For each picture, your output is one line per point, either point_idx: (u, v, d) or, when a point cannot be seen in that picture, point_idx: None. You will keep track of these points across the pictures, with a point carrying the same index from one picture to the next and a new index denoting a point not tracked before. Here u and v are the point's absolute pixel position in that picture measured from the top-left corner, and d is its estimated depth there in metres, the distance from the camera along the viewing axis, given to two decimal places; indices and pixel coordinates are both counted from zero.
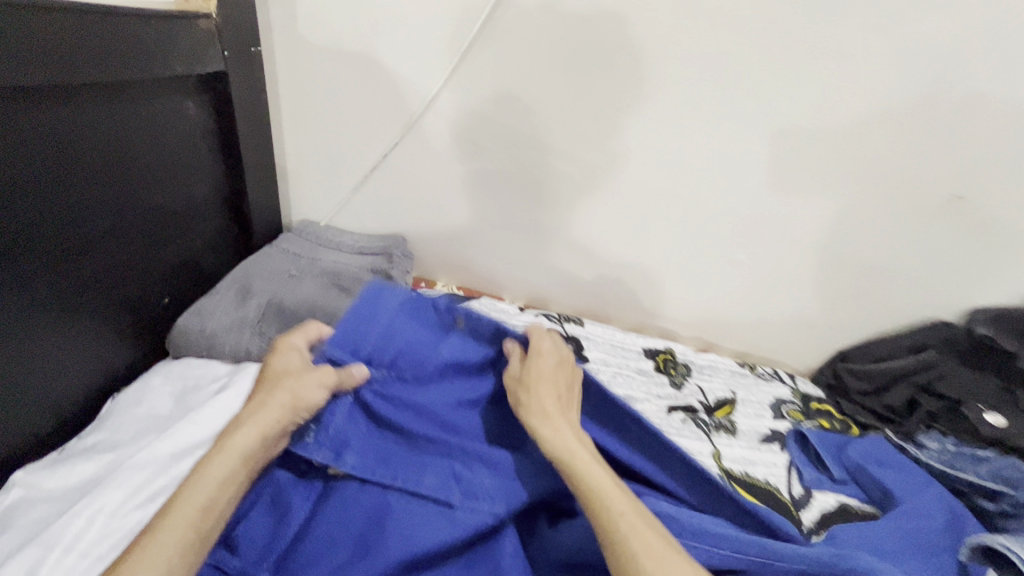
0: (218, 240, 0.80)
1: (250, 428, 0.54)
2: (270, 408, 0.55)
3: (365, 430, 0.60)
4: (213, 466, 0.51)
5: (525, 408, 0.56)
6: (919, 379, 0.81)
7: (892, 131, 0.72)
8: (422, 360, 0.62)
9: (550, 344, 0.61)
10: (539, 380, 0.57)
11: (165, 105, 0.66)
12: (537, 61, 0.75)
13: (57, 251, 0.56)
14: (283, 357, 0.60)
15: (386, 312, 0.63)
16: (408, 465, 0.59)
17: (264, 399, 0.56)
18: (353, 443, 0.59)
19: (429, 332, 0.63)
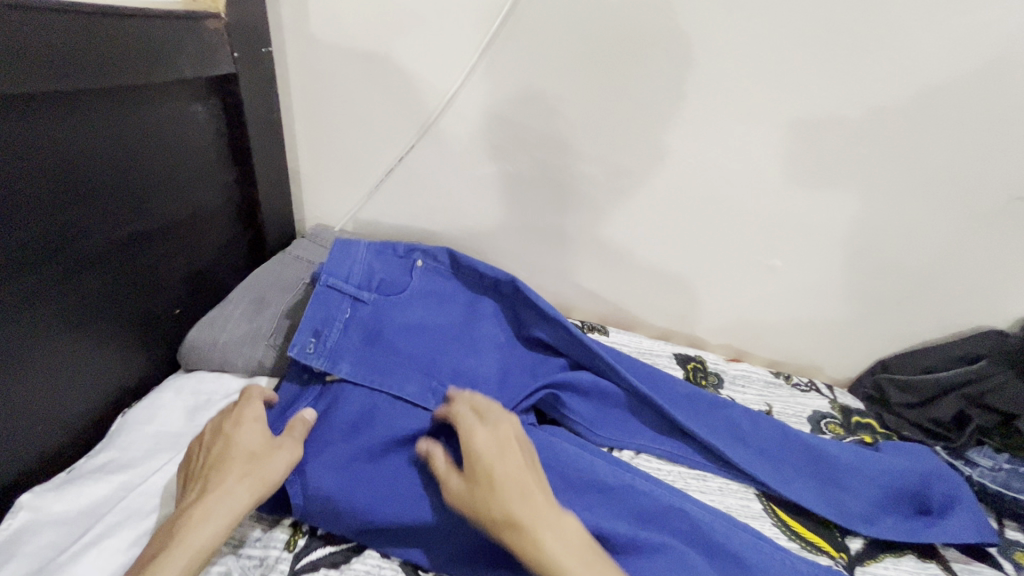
0: (229, 248, 0.78)
1: (213, 520, 0.48)
2: (235, 494, 0.50)
3: (357, 343, 0.65)
4: (171, 567, 0.45)
5: (490, 521, 0.48)
6: (970, 392, 0.76)
7: (944, 128, 0.67)
8: (399, 281, 0.74)
9: (483, 437, 0.54)
10: (490, 486, 0.50)
11: (173, 111, 0.63)
12: (560, 58, 0.71)
13: (59, 266, 0.53)
14: (245, 432, 0.56)
15: (360, 254, 0.72)
16: (391, 372, 0.65)
17: (228, 483, 0.51)
18: (346, 355, 0.64)
19: (399, 269, 0.75)
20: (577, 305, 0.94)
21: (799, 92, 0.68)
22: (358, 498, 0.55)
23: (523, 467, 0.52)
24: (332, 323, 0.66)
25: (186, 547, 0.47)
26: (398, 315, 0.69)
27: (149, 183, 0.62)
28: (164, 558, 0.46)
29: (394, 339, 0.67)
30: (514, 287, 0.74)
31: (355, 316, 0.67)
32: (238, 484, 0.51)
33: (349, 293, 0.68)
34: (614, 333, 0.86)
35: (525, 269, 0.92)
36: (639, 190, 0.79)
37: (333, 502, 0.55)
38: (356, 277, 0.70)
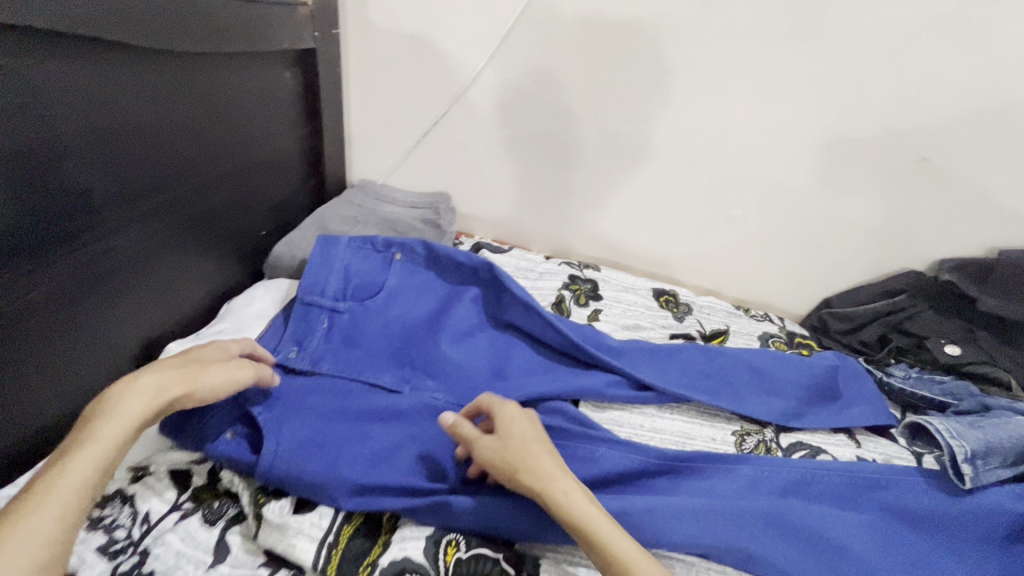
0: (301, 189, 0.98)
1: (141, 390, 0.53)
2: (164, 376, 0.55)
3: (339, 345, 0.74)
4: (103, 427, 0.50)
5: (526, 467, 0.56)
6: (891, 319, 0.94)
7: (869, 102, 0.85)
8: (376, 280, 0.80)
9: (511, 408, 0.63)
10: (521, 442, 0.59)
11: (272, 74, 0.83)
12: (565, 42, 0.90)
13: (195, 185, 0.72)
14: (207, 349, 0.62)
15: (339, 255, 0.80)
16: (367, 362, 0.73)
17: (159, 369, 0.56)
18: (326, 357, 0.72)
19: (377, 266, 0.82)
20: (576, 250, 1.13)
21: (754, 71, 0.86)
22: (326, 454, 0.61)
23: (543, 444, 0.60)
24: (312, 333, 0.74)
25: (116, 414, 0.51)
26: (379, 309, 0.78)
27: (256, 128, 0.82)
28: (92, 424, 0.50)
29: (370, 334, 0.76)
30: (491, 274, 0.82)
31: (335, 325, 0.75)
32: (169, 369, 0.56)
33: (326, 306, 0.76)
34: (606, 270, 1.03)
35: (533, 219, 1.11)
36: (629, 150, 0.98)
37: (299, 456, 0.60)
38: (332, 288, 0.77)
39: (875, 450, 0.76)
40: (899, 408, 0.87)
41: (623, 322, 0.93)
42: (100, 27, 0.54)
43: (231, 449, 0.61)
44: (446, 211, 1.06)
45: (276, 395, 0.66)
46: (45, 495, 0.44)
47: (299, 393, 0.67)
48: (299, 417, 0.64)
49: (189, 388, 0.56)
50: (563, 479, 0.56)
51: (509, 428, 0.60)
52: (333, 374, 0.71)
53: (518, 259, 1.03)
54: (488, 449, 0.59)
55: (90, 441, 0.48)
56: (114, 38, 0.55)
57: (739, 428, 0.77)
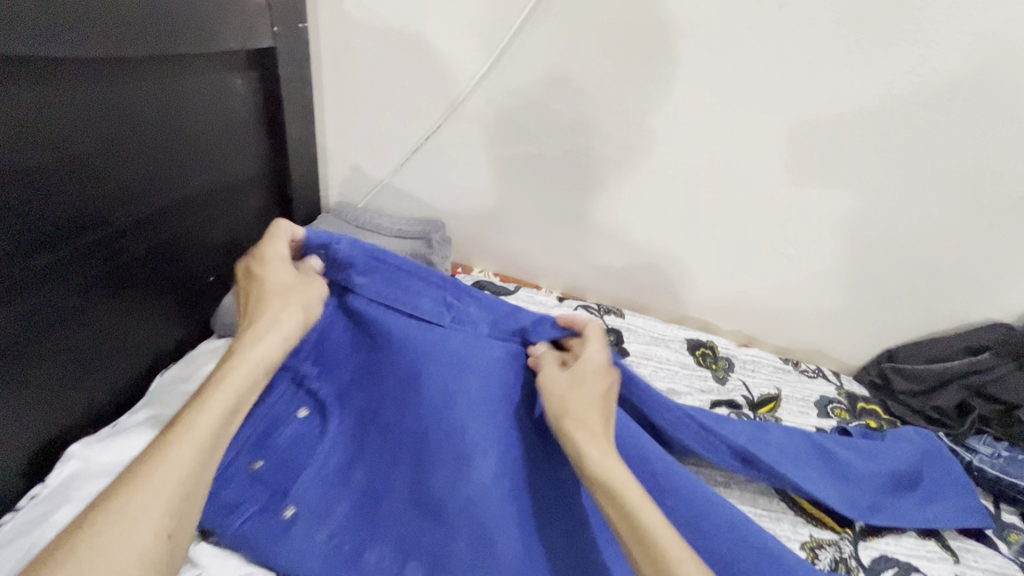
0: (261, 220, 0.80)
1: (262, 335, 0.48)
2: (275, 315, 0.49)
3: (364, 321, 0.57)
4: (236, 371, 0.45)
5: (570, 411, 0.48)
6: (972, 381, 0.79)
7: (964, 126, 0.69)
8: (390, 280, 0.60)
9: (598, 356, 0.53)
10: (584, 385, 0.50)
11: (218, 81, 0.65)
12: (587, 44, 0.72)
13: (108, 231, 0.55)
14: (283, 264, 0.54)
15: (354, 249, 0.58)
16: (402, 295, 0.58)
17: (269, 307, 0.49)
18: (358, 275, 0.57)
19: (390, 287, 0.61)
20: (592, 287, 0.96)
21: (824, 84, 0.69)
22: (381, 443, 0.53)
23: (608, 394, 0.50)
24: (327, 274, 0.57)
25: (244, 362, 0.45)
26: (402, 290, 0.58)
27: (198, 150, 0.64)
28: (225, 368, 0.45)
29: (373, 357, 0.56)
30: None
31: (348, 301, 0.58)
32: (277, 307, 0.50)
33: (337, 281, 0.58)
34: (630, 315, 0.87)
35: (543, 251, 0.94)
36: (663, 175, 0.81)
37: (353, 451, 0.53)
38: (346, 261, 0.57)
39: (979, 566, 0.61)
40: (991, 499, 0.72)
41: (654, 386, 0.76)
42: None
43: (295, 429, 0.54)
44: (441, 242, 0.89)
45: (328, 368, 0.57)
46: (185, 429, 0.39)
47: (354, 364, 0.57)
48: (358, 400, 0.55)
49: (301, 327, 0.51)
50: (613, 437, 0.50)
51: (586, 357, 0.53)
52: (371, 351, 0.57)
53: (526, 303, 0.86)
54: (550, 378, 0.51)
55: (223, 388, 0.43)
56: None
57: (809, 539, 0.61)
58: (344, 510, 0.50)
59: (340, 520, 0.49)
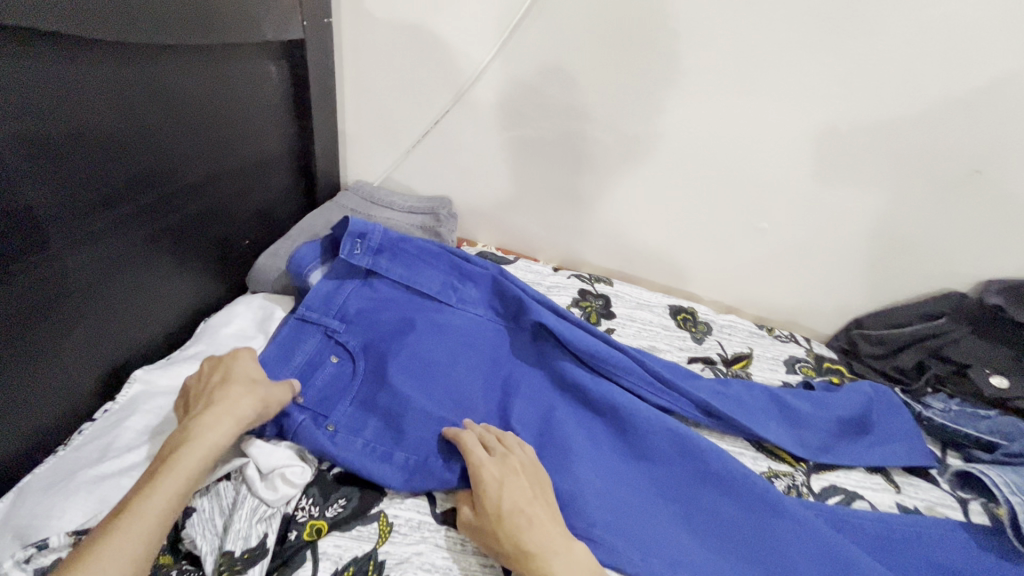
0: (288, 193, 0.90)
1: (214, 419, 0.53)
2: (229, 403, 0.55)
3: (389, 295, 0.78)
4: (181, 457, 0.50)
5: (503, 552, 0.52)
6: (930, 345, 0.86)
7: (919, 108, 0.76)
8: (406, 248, 0.79)
9: (494, 470, 0.57)
10: (508, 513, 0.54)
11: (254, 68, 0.75)
12: (580, 37, 0.81)
13: (165, 193, 0.65)
14: (249, 364, 0.61)
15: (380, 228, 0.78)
16: (419, 274, 0.79)
17: (225, 398, 0.56)
18: (387, 255, 0.78)
19: (404, 262, 0.79)
20: (586, 260, 1.05)
21: (791, 71, 0.77)
22: (398, 377, 0.68)
23: (530, 521, 0.54)
24: (362, 255, 0.77)
25: (197, 442, 0.51)
26: (414, 274, 0.79)
27: (235, 129, 0.74)
28: (164, 456, 0.51)
29: (392, 315, 0.75)
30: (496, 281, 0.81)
31: (372, 283, 0.78)
32: (234, 397, 0.56)
33: (368, 255, 0.77)
34: (618, 284, 0.96)
35: (540, 226, 1.03)
36: (647, 154, 0.89)
37: (376, 385, 0.68)
38: (377, 240, 0.77)
39: (917, 496, 0.69)
40: (940, 446, 0.80)
41: (637, 344, 0.85)
42: (32, 11, 0.45)
43: (333, 370, 0.68)
44: (447, 217, 0.98)
45: (354, 326, 0.73)
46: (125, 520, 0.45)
47: (375, 326, 0.74)
48: (378, 348, 0.72)
49: (259, 416, 0.56)
50: (529, 540, 0.52)
51: (479, 477, 0.56)
52: (391, 317, 0.75)
53: (525, 271, 0.95)
54: (468, 528, 0.56)
55: (172, 470, 0.49)
56: (46, 26, 0.47)
57: (767, 469, 0.70)
58: (373, 427, 0.64)
59: (370, 436, 0.63)
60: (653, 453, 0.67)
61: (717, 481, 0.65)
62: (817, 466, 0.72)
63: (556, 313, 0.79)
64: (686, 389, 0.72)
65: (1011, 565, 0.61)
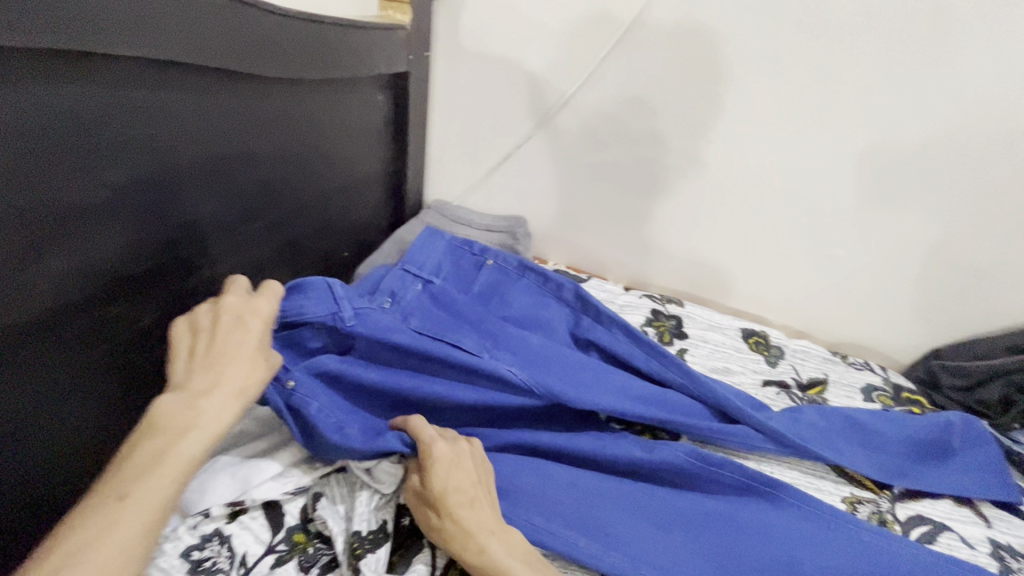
0: (381, 210, 0.98)
1: (219, 403, 0.50)
2: (231, 386, 0.51)
3: (427, 305, 0.75)
4: (188, 444, 0.47)
5: (438, 527, 0.53)
6: (1017, 379, 0.84)
7: (1004, 140, 0.78)
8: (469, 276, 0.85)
9: (444, 448, 0.56)
10: (448, 493, 0.53)
11: (366, 99, 0.84)
12: (664, 70, 0.86)
13: (289, 207, 0.73)
14: (252, 334, 0.55)
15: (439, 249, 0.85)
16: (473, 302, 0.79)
17: (225, 376, 0.51)
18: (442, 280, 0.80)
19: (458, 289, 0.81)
20: (655, 281, 1.07)
21: (871, 103, 0.80)
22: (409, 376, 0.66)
23: (471, 502, 0.54)
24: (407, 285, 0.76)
25: (202, 430, 0.48)
26: (500, 298, 0.84)
27: (345, 153, 0.83)
28: (159, 437, 0.46)
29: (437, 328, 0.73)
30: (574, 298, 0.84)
31: (426, 290, 0.77)
32: (236, 379, 0.52)
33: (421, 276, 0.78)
34: (689, 305, 0.98)
35: (611, 247, 1.06)
36: (724, 181, 0.92)
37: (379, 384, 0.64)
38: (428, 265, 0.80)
39: (1009, 533, 0.68)
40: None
41: (711, 364, 0.87)
42: (212, 58, 0.54)
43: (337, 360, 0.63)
44: (523, 236, 1.04)
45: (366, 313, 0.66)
46: (131, 510, 0.42)
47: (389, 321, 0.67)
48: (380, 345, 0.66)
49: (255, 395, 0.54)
50: (466, 518, 0.52)
51: (427, 456, 0.55)
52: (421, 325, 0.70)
53: (596, 290, 0.99)
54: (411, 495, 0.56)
55: (175, 456, 0.46)
56: (219, 65, 0.55)
57: (850, 495, 0.70)
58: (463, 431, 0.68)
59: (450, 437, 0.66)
60: None
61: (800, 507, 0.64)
62: (900, 496, 0.71)
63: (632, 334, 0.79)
64: (755, 421, 0.71)
65: None
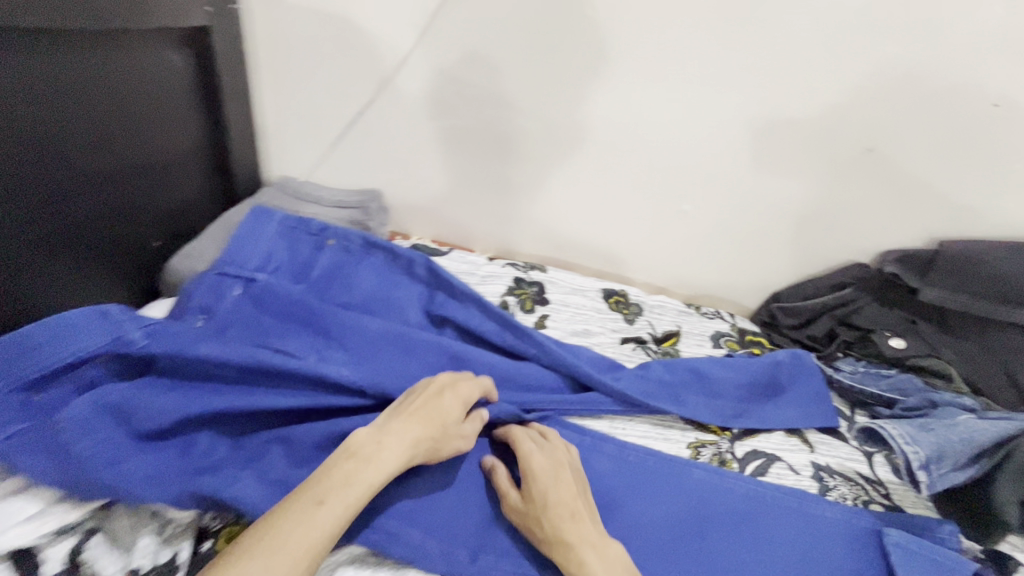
0: (206, 190, 0.86)
1: (398, 447, 0.55)
2: (413, 435, 0.56)
3: (246, 311, 0.68)
4: (365, 473, 0.52)
5: (544, 538, 0.55)
6: (839, 313, 0.93)
7: (826, 91, 0.79)
8: (307, 261, 0.78)
9: (541, 460, 0.60)
10: (556, 504, 0.56)
11: (148, 57, 0.70)
12: (503, 26, 0.82)
13: (50, 188, 0.60)
14: (448, 398, 0.61)
15: (266, 237, 0.76)
16: (309, 291, 0.75)
17: (413, 426, 0.57)
18: (272, 273, 0.74)
19: (291, 281, 0.75)
20: (521, 250, 1.05)
21: (701, 58, 0.80)
22: (227, 385, 0.60)
23: (573, 515, 0.56)
24: (224, 291, 0.69)
25: (375, 463, 0.53)
26: (344, 279, 0.77)
27: (131, 122, 0.69)
28: (352, 460, 0.52)
29: (264, 325, 0.68)
30: (427, 272, 0.79)
31: (247, 292, 0.70)
32: (423, 433, 0.57)
33: (242, 275, 0.71)
34: (553, 271, 0.97)
35: (475, 217, 1.02)
36: (576, 144, 0.91)
37: (186, 405, 0.56)
38: (253, 261, 0.73)
39: (828, 454, 0.75)
40: (849, 406, 0.86)
41: (571, 328, 0.87)
42: None
43: (124, 390, 0.54)
44: (377, 210, 0.96)
45: (160, 331, 0.59)
46: (296, 526, 0.47)
47: (191, 333, 0.60)
48: (180, 363, 0.59)
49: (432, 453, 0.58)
50: (569, 532, 0.55)
51: (529, 468, 0.59)
52: (240, 335, 0.66)
53: (458, 264, 0.94)
54: (511, 509, 0.58)
55: (358, 483, 0.51)
56: None
57: (694, 440, 0.74)
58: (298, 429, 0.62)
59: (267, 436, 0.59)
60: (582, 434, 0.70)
61: (646, 460, 0.68)
62: (739, 434, 0.76)
63: (484, 305, 0.77)
64: (604, 387, 0.73)
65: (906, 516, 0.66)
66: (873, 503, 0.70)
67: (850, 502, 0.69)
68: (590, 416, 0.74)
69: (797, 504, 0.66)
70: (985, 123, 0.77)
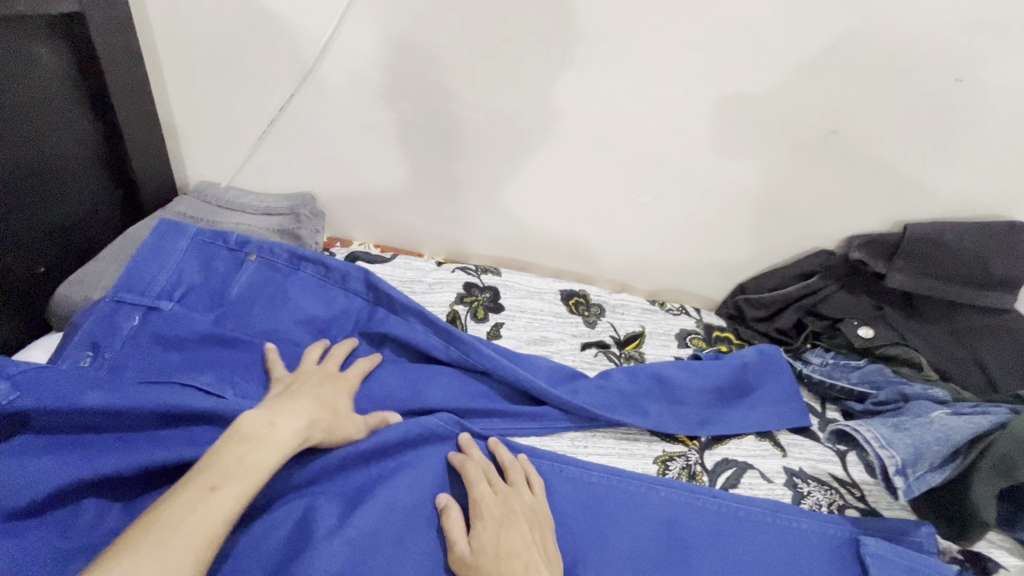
0: (99, 203, 0.76)
1: (293, 426, 0.53)
2: (306, 417, 0.55)
3: (147, 346, 0.60)
4: (262, 454, 0.49)
5: None
6: (806, 304, 0.89)
7: (787, 73, 0.73)
8: (224, 280, 0.69)
9: (494, 502, 0.55)
10: (506, 551, 0.51)
11: (5, 51, 0.58)
12: (431, 6, 0.72)
13: None
14: (330, 384, 0.61)
15: (174, 257, 0.67)
16: (226, 316, 0.67)
17: (302, 409, 0.56)
18: (182, 299, 0.66)
19: (206, 305, 0.67)
20: (473, 251, 0.98)
21: (654, 40, 0.72)
22: (119, 440, 0.52)
23: (527, 566, 0.51)
24: (118, 329, 0.60)
25: (269, 442, 0.50)
26: (268, 299, 0.69)
27: None
28: (245, 442, 0.49)
29: (169, 360, 0.60)
30: (363, 286, 0.71)
31: (147, 322, 0.62)
32: (311, 410, 0.56)
33: (142, 303, 0.63)
34: (507, 273, 0.90)
35: (421, 218, 0.95)
36: (524, 137, 0.83)
37: (66, 467, 0.48)
38: (156, 287, 0.65)
39: (801, 457, 0.71)
40: (820, 401, 0.85)
41: (527, 336, 0.81)
42: None
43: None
44: (310, 216, 0.87)
45: (30, 380, 0.50)
46: (183, 516, 0.42)
47: (73, 380, 0.51)
48: (59, 417, 0.50)
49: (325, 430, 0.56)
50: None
51: (479, 511, 0.54)
52: (139, 376, 0.58)
53: (404, 271, 0.86)
54: (455, 557, 0.52)
55: (252, 465, 0.48)
56: None
57: (661, 453, 0.69)
58: None
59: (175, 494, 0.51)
60: (541, 458, 0.64)
61: (611, 481, 0.63)
62: (708, 442, 0.71)
63: (427, 318, 0.69)
64: (560, 402, 0.68)
65: (884, 523, 0.63)
66: (849, 508, 0.67)
67: (824, 510, 0.66)
68: (548, 434, 0.68)
69: (770, 518, 0.62)
70: (948, 100, 0.73)
